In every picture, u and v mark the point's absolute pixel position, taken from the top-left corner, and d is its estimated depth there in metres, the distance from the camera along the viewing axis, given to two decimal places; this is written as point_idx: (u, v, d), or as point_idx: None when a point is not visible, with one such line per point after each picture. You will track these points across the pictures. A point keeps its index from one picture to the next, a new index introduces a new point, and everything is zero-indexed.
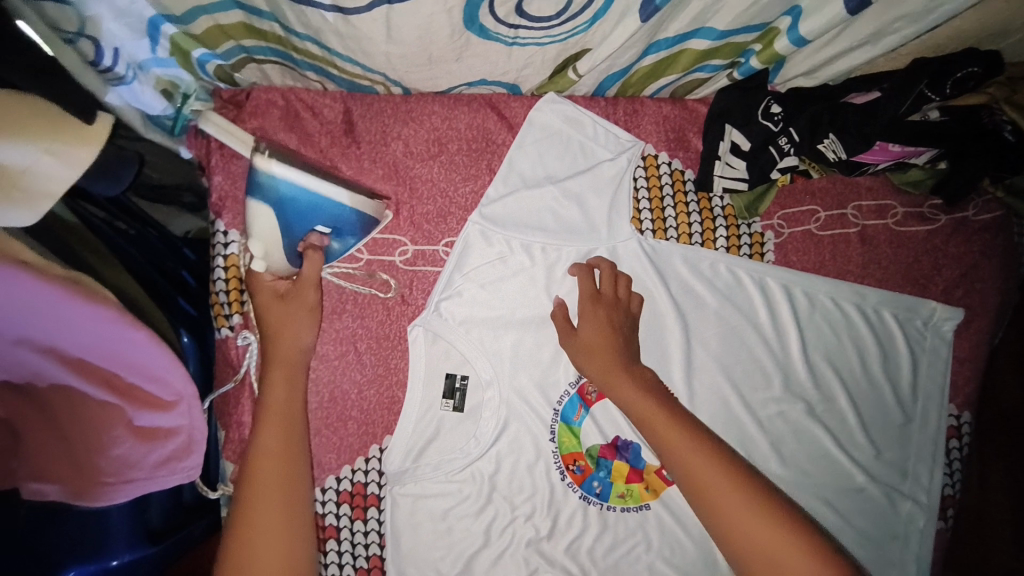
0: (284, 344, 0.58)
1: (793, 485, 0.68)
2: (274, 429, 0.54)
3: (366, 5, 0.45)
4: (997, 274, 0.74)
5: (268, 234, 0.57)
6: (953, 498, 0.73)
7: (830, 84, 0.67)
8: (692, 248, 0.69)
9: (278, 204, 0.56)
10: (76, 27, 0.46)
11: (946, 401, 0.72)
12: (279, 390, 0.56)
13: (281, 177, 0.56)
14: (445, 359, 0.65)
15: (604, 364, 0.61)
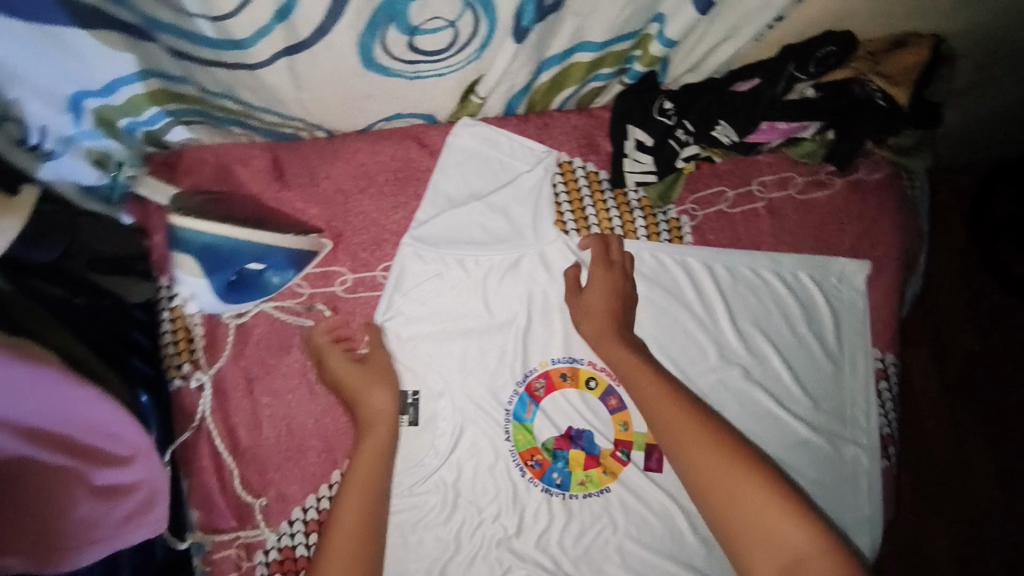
0: (371, 406, 0.62)
1: None
2: (359, 494, 0.57)
3: (268, 60, 0.49)
4: (898, 225, 0.81)
5: (195, 279, 0.63)
6: (891, 436, 0.77)
7: (715, 77, 0.74)
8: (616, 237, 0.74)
9: (201, 253, 0.62)
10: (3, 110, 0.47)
11: (870, 346, 0.78)
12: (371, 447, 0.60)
13: (198, 231, 0.61)
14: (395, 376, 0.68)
15: (599, 325, 0.68)
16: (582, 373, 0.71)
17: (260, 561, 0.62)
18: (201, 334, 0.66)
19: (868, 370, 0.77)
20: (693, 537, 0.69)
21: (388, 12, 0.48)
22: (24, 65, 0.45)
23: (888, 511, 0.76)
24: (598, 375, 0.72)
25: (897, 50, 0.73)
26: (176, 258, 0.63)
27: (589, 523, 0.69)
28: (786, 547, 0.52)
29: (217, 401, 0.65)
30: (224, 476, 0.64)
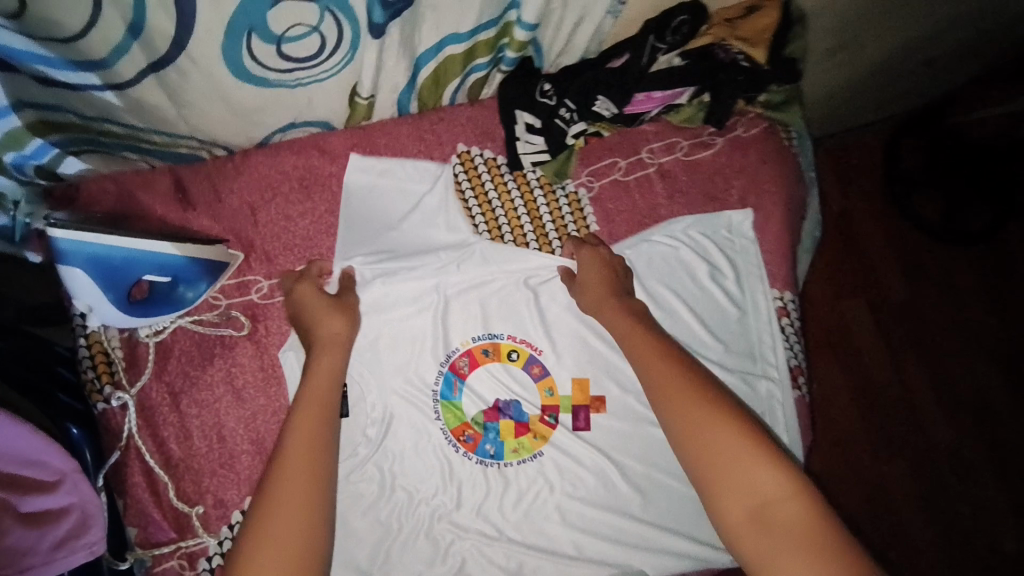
0: (331, 326, 0.66)
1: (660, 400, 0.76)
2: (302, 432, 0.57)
3: (135, 77, 0.53)
4: (782, 174, 0.87)
5: (91, 292, 0.62)
6: (800, 367, 0.83)
7: (589, 56, 0.79)
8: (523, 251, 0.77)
9: (91, 265, 0.59)
10: None
11: (767, 286, 0.83)
12: (323, 382, 0.61)
13: (85, 243, 0.58)
14: None
15: (597, 294, 0.73)
16: (502, 348, 0.75)
17: (204, 568, 0.64)
18: (121, 357, 0.67)
19: (767, 310, 0.82)
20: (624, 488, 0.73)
21: (246, 22, 0.51)
22: None
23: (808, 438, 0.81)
24: (518, 347, 0.75)
25: (752, 14, 0.79)
26: (64, 270, 0.60)
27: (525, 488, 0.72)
28: (759, 492, 0.55)
29: (144, 420, 0.66)
30: (158, 490, 0.65)
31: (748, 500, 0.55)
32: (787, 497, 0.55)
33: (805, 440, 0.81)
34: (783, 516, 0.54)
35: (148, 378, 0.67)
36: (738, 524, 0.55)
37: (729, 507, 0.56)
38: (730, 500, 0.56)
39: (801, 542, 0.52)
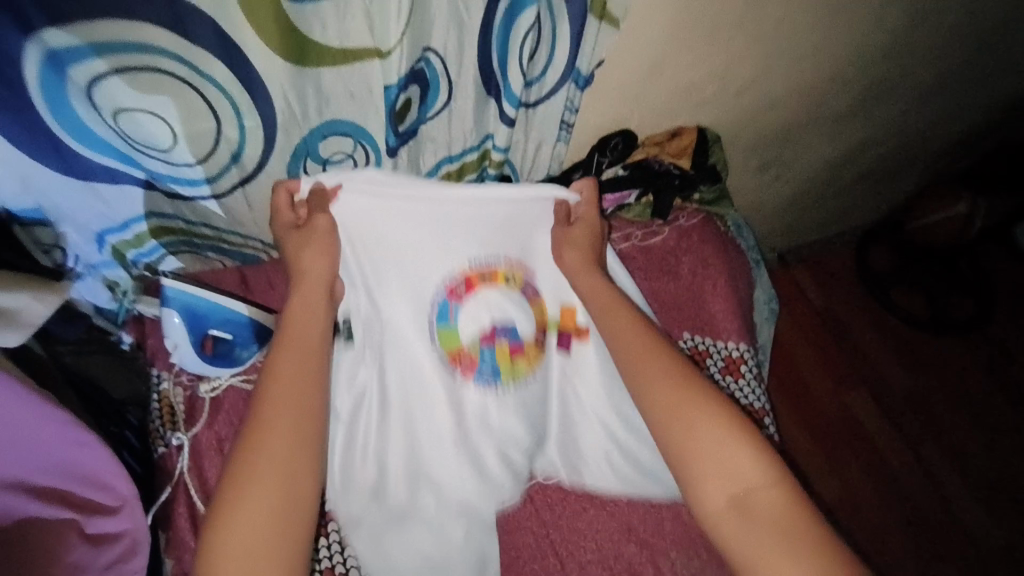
0: (312, 270, 0.72)
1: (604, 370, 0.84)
2: (285, 394, 0.65)
3: (229, 189, 0.78)
4: (723, 253, 1.06)
5: (178, 334, 0.77)
6: (763, 408, 0.92)
7: (551, 174, 1.05)
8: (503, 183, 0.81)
9: (185, 314, 0.76)
10: (52, 239, 0.75)
11: (719, 339, 0.97)
12: (289, 361, 0.67)
13: (184, 294, 0.76)
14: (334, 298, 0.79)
15: (579, 261, 0.80)
16: (501, 273, 0.81)
17: None
18: (182, 409, 0.81)
19: (724, 361, 0.96)
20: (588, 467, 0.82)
21: (306, 150, 0.77)
22: (69, 206, 0.72)
23: None
24: (513, 272, 0.82)
25: (675, 138, 1.06)
26: (165, 312, 0.76)
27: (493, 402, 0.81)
28: (743, 483, 0.65)
29: (192, 461, 0.78)
30: (197, 524, 0.75)
31: (733, 489, 0.65)
32: (768, 485, 0.65)
33: None
34: (759, 506, 0.64)
35: (201, 426, 0.80)
36: (728, 511, 0.64)
37: (718, 498, 0.65)
38: (720, 491, 0.65)
39: (776, 527, 0.62)
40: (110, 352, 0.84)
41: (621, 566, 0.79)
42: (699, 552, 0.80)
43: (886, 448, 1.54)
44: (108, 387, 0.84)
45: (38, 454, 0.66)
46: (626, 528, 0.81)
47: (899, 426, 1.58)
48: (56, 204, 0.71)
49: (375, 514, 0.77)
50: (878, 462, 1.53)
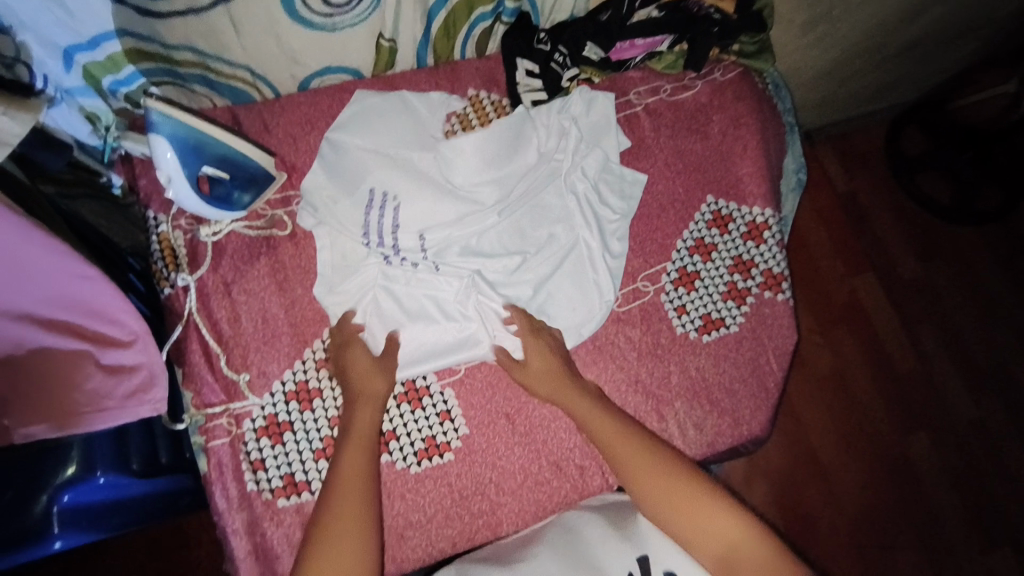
0: (372, 382, 0.73)
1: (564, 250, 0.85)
2: (369, 411, 0.71)
3: (211, 4, 0.68)
4: (758, 112, 0.97)
5: (171, 166, 0.71)
6: (782, 275, 0.89)
7: (576, 14, 0.91)
8: (561, 298, 0.84)
9: (176, 142, 0.71)
10: (13, 52, 0.65)
11: (746, 206, 0.92)
12: (365, 420, 0.70)
13: (173, 120, 0.71)
14: (367, 315, 0.80)
15: (553, 380, 0.76)
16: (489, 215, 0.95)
17: (248, 427, 0.74)
18: (185, 251, 0.79)
19: (748, 226, 0.91)
20: (614, 197, 0.90)
21: None
22: (25, 12, 0.62)
23: (793, 339, 0.86)
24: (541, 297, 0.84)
25: None
26: (155, 143, 0.70)
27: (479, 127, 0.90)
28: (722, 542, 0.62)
29: (201, 302, 0.78)
30: (211, 360, 0.76)
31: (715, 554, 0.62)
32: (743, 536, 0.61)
33: (786, 340, 0.86)
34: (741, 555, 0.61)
35: (206, 265, 0.79)
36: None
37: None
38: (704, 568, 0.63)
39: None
40: (102, 197, 0.83)
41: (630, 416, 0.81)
42: (704, 405, 0.82)
43: (890, 334, 1.53)
44: (101, 226, 0.81)
45: (32, 286, 0.63)
46: (633, 379, 0.82)
47: (905, 312, 1.56)
48: (9, 8, 0.61)
49: (334, 205, 0.82)
50: (875, 346, 1.51)
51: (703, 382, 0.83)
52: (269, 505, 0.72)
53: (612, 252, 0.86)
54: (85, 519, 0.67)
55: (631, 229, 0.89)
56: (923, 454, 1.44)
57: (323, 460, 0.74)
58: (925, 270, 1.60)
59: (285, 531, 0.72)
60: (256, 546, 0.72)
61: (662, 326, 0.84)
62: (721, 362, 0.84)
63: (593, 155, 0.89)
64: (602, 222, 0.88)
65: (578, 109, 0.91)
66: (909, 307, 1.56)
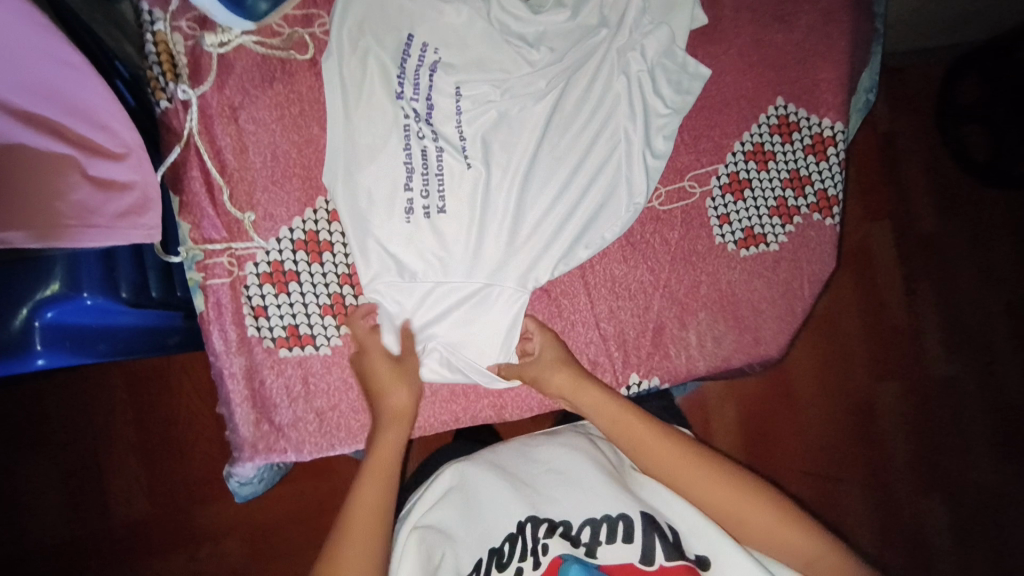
0: (390, 396, 0.65)
1: (600, 142, 0.75)
2: (395, 432, 0.64)
3: None
4: (853, 10, 0.85)
5: None
6: (836, 198, 0.83)
7: None
8: (588, 197, 0.74)
9: None
10: None
11: (817, 117, 0.83)
12: (388, 445, 0.63)
13: None
14: (371, 175, 0.69)
15: (566, 377, 0.68)
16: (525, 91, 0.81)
17: (250, 271, 0.68)
18: (186, 61, 0.68)
19: (812, 139, 0.83)
20: (668, 89, 0.78)
21: None
22: None
23: (831, 268, 0.82)
24: (569, 191, 0.74)
25: None
26: None
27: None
28: (801, 555, 0.58)
29: (203, 126, 0.68)
30: (213, 193, 0.68)
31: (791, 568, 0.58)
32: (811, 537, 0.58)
33: (823, 266, 0.82)
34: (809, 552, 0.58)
35: (210, 82, 0.68)
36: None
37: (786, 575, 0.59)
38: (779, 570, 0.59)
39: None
40: None
41: (652, 319, 0.78)
42: (727, 320, 0.79)
43: (891, 288, 1.47)
44: (96, 29, 0.63)
45: (1, 65, 0.53)
46: (661, 283, 0.78)
47: (915, 268, 1.49)
48: None
49: (354, 42, 0.71)
50: (877, 296, 1.47)
51: (732, 296, 0.79)
52: (270, 353, 0.69)
53: (651, 153, 0.77)
54: (71, 340, 0.60)
55: (688, 121, 0.80)
56: (893, 405, 1.45)
57: (329, 318, 0.70)
58: (948, 226, 1.51)
59: (285, 382, 0.69)
60: (253, 392, 0.68)
61: (701, 233, 0.79)
62: (754, 279, 0.80)
63: (657, 33, 0.76)
64: (649, 115, 0.77)
65: None
66: (919, 262, 1.49)
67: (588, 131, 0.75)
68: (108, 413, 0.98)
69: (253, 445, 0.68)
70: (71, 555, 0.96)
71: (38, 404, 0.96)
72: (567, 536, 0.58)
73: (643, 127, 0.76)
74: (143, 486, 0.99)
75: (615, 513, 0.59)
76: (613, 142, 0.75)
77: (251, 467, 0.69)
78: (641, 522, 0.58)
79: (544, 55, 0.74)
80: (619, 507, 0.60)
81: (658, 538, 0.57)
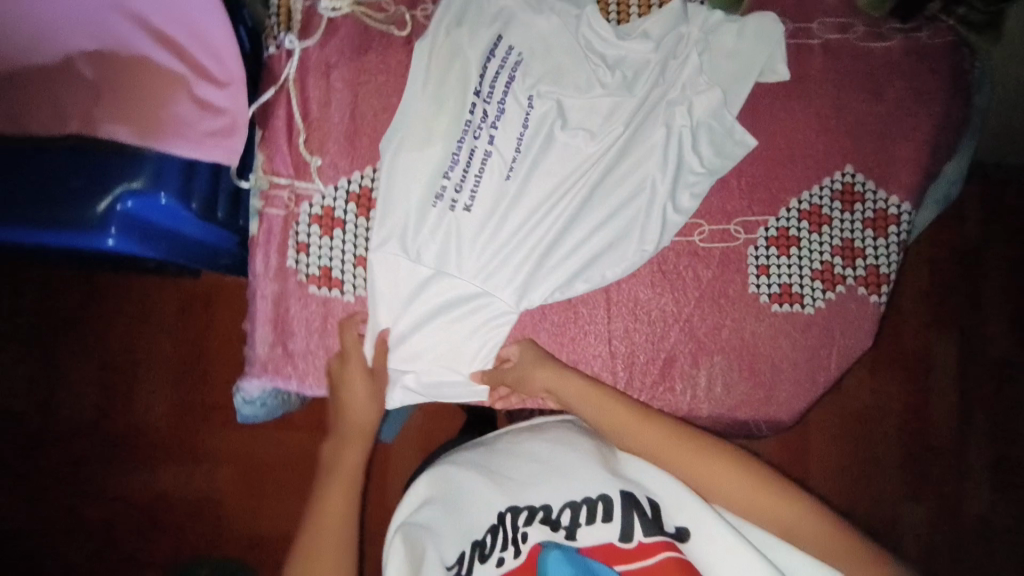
0: (357, 410, 0.70)
1: (633, 183, 0.76)
2: (356, 447, 0.68)
3: None
4: (950, 96, 0.83)
5: None
6: (886, 277, 0.80)
7: None
8: (605, 234, 0.76)
9: None
10: None
11: (885, 193, 0.81)
12: (349, 458, 0.67)
13: None
14: (419, 158, 0.74)
15: (548, 369, 0.71)
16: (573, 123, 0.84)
17: (304, 210, 0.74)
18: (301, 18, 0.76)
19: (874, 213, 0.80)
20: (708, 149, 0.78)
21: None
22: None
23: (864, 345, 0.79)
24: (588, 224, 0.76)
25: None
26: None
27: (635, 19, 0.80)
28: (783, 523, 0.58)
29: (299, 73, 0.76)
30: (292, 132, 0.75)
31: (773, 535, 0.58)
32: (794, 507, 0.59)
33: (857, 342, 0.79)
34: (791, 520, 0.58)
35: (315, 38, 0.76)
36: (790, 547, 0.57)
37: (779, 549, 0.57)
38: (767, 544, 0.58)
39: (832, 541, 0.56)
40: None
41: (665, 349, 0.77)
42: (743, 371, 0.78)
43: None
44: None
45: None
46: (683, 316, 0.78)
47: None
48: None
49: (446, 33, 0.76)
50: None
51: (753, 347, 0.78)
52: (301, 287, 0.74)
53: (677, 206, 0.77)
54: (142, 231, 0.66)
55: (750, 168, 0.80)
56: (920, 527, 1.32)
57: (361, 270, 0.75)
58: None
59: (307, 316, 0.74)
60: (276, 318, 0.74)
61: (735, 278, 0.78)
62: (780, 336, 0.78)
63: (709, 94, 0.76)
64: (685, 169, 0.77)
65: (730, 33, 0.78)
66: None
67: (633, 165, 0.77)
68: (153, 318, 1.07)
69: (265, 363, 0.74)
70: (93, 430, 1.06)
71: (100, 294, 1.07)
72: (548, 521, 0.59)
73: (677, 179, 0.77)
74: (164, 391, 1.07)
75: (595, 496, 0.59)
76: (643, 186, 0.76)
77: (258, 387, 0.75)
78: (619, 500, 0.58)
79: (615, 87, 0.77)
80: (599, 488, 0.60)
81: (637, 514, 0.56)
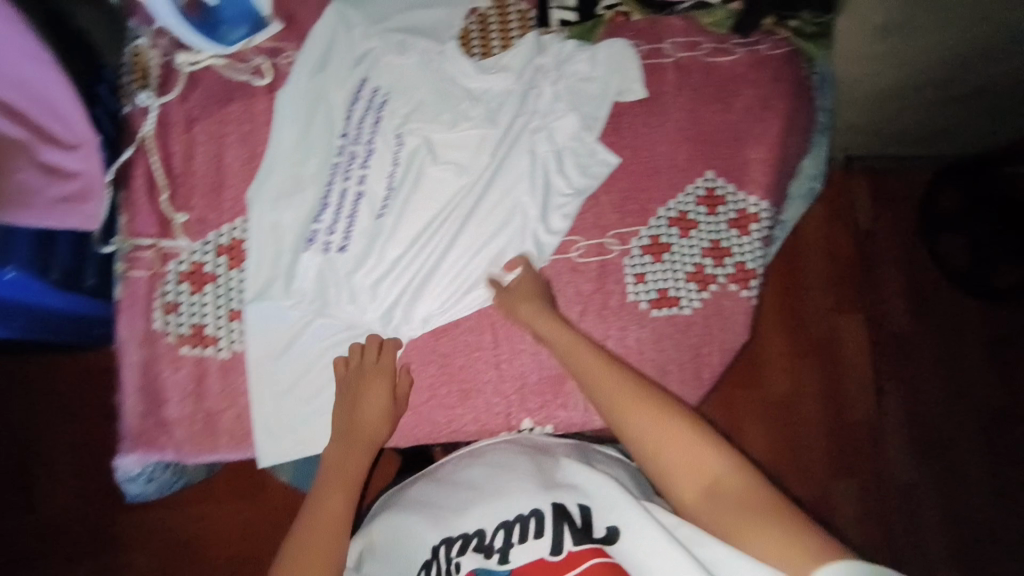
0: (369, 410, 0.72)
1: (504, 208, 0.78)
2: (365, 446, 0.71)
3: None
4: (795, 100, 0.89)
5: None
6: (755, 272, 0.85)
7: None
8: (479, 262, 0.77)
9: None
10: None
11: (745, 194, 0.86)
12: (347, 459, 0.70)
13: None
14: (289, 205, 0.75)
15: (523, 295, 0.75)
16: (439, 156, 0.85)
17: (171, 269, 0.74)
18: (157, 74, 0.76)
19: (737, 213, 0.86)
20: (575, 171, 0.81)
21: None
22: None
23: (744, 338, 0.83)
24: (463, 252, 0.77)
25: None
26: None
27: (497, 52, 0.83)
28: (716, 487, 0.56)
29: (160, 130, 0.76)
30: (153, 191, 0.75)
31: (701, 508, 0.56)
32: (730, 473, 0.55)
33: (735, 336, 0.83)
34: (726, 485, 0.55)
35: (173, 93, 0.76)
36: (713, 534, 0.53)
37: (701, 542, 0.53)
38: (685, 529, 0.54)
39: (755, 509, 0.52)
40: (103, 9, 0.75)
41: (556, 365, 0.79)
42: None
43: None
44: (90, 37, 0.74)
45: None
46: None
47: None
48: None
49: (309, 78, 0.77)
50: None
51: (639, 353, 0.81)
52: (171, 348, 0.73)
53: (550, 227, 0.80)
54: None
55: (619, 183, 0.84)
56: None
57: (235, 323, 0.74)
58: None
59: (182, 376, 0.73)
60: (150, 382, 0.73)
61: (614, 288, 0.82)
62: (662, 339, 0.81)
63: (566, 120, 0.81)
64: (552, 191, 0.81)
65: (588, 61, 0.82)
66: None
67: (501, 193, 0.79)
68: (47, 396, 1.03)
69: (147, 425, 0.72)
70: None
71: None
72: (481, 547, 0.59)
73: (546, 201, 0.80)
74: (64, 473, 1.02)
75: (528, 512, 0.59)
76: (512, 212, 0.79)
77: (136, 462, 0.72)
78: (551, 513, 0.58)
79: (479, 118, 0.79)
80: (532, 503, 0.60)
81: (567, 525, 0.57)
